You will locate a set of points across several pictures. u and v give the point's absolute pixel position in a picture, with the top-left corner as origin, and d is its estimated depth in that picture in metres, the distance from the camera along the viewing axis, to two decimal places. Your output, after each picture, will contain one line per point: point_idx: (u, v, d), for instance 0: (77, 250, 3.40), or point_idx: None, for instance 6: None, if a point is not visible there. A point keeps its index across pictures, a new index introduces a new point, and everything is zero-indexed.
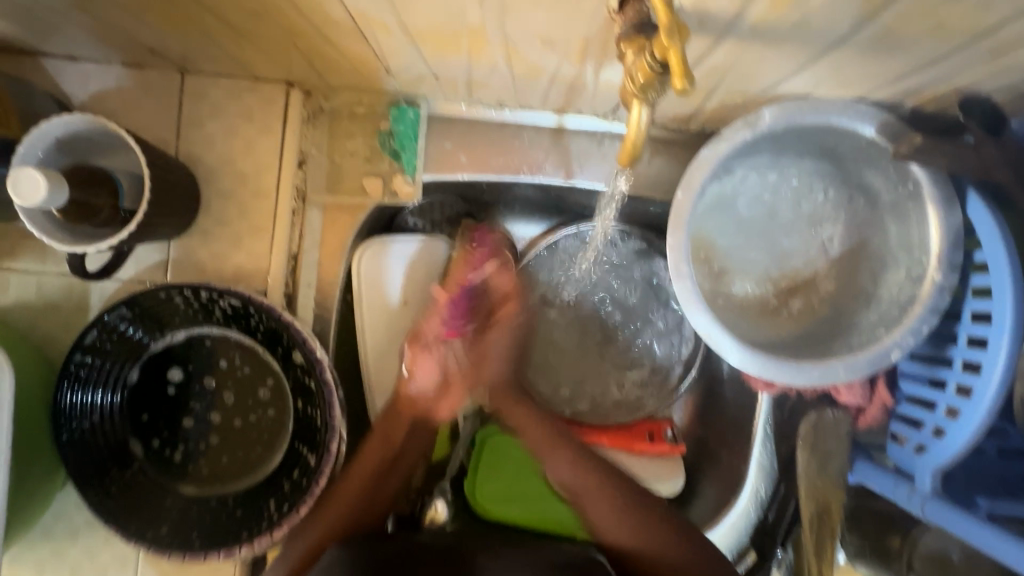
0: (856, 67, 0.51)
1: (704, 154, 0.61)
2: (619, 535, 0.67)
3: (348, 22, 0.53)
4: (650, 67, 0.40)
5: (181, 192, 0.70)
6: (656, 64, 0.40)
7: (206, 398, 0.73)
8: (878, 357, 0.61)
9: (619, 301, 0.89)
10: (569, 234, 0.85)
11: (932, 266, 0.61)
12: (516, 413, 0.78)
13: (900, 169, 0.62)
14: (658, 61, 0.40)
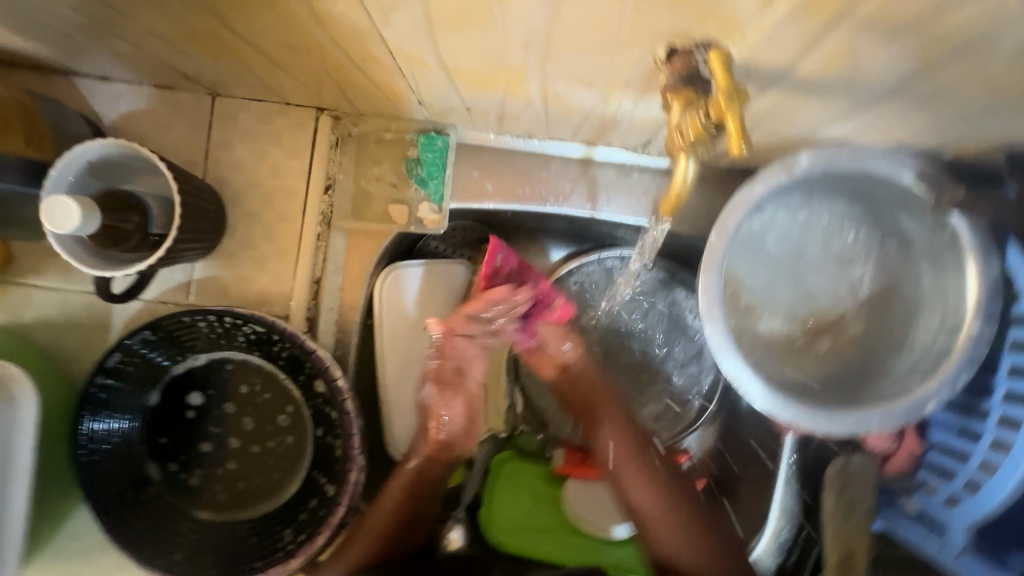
0: (901, 118, 0.51)
1: (739, 196, 0.60)
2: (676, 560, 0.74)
3: (387, 58, 0.53)
4: (701, 127, 0.42)
5: (208, 216, 0.70)
6: (708, 124, 0.43)
7: (225, 423, 0.72)
8: (912, 409, 0.62)
9: (639, 330, 0.90)
10: (592, 263, 0.88)
11: (969, 316, 0.61)
12: (606, 423, 0.80)
13: (937, 217, 0.61)
14: (711, 121, 0.42)
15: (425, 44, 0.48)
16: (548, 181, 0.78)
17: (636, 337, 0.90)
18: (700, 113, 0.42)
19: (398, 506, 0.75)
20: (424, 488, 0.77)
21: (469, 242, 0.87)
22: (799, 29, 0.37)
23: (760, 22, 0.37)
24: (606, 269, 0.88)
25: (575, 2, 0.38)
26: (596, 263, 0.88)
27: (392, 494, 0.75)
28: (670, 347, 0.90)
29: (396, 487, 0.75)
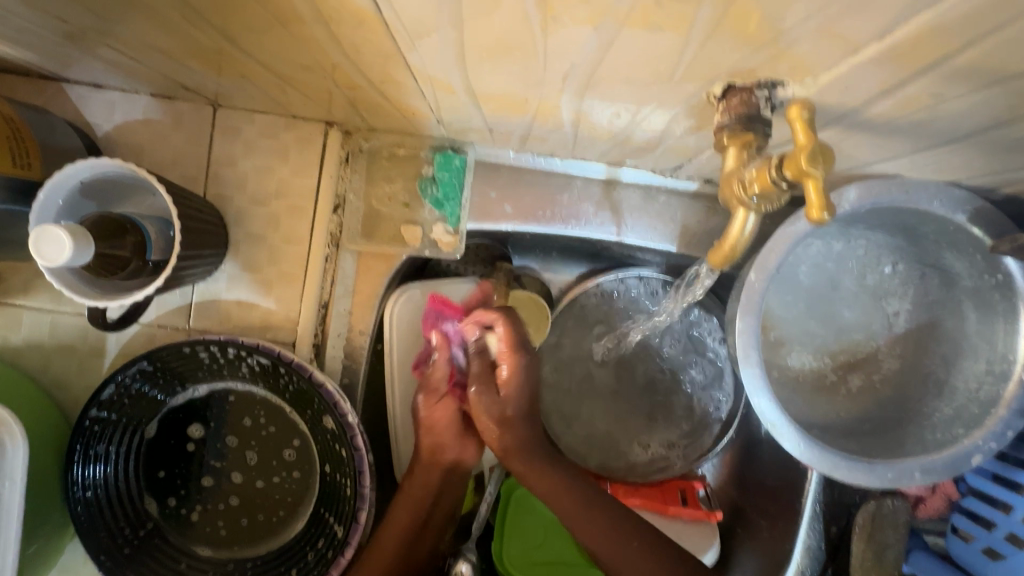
0: (966, 158, 0.47)
1: (779, 233, 0.56)
2: None
3: (409, 81, 0.48)
4: (769, 180, 0.38)
5: (209, 239, 0.65)
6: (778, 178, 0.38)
7: (225, 457, 0.68)
8: (956, 460, 0.59)
9: (657, 351, 0.86)
10: (611, 281, 0.84)
11: (1019, 364, 0.58)
12: (540, 480, 0.70)
13: (988, 259, 0.58)
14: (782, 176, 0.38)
15: (454, 70, 0.44)
16: (569, 202, 0.74)
17: (652, 362, 0.87)
18: (771, 167, 0.38)
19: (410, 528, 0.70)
20: (434, 508, 0.72)
21: (482, 259, 0.84)
22: (883, 74, 0.34)
23: (840, 66, 0.33)
24: (623, 290, 0.85)
25: (630, 38, 0.34)
26: (615, 281, 0.85)
27: (402, 515, 0.70)
28: (687, 372, 0.86)
29: (407, 506, 0.70)
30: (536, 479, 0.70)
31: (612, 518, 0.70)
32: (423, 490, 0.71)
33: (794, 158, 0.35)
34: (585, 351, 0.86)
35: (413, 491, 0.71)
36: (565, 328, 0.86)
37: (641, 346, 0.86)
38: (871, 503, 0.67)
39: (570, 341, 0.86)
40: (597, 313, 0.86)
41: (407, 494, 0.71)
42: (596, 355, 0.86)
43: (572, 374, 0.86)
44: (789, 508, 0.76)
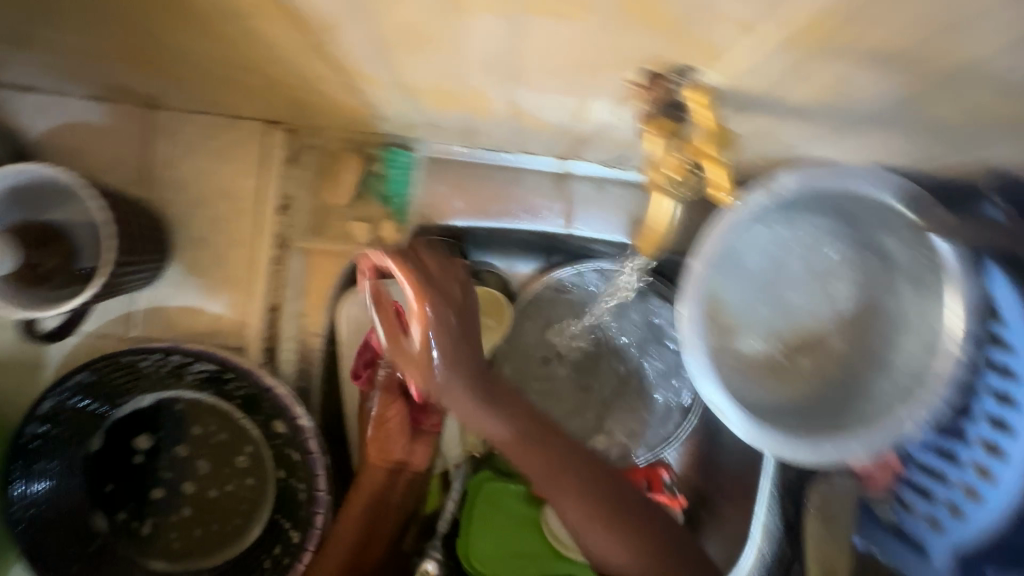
0: (887, 139, 0.48)
1: (719, 221, 0.57)
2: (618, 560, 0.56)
3: (336, 75, 0.48)
4: (682, 165, 0.40)
5: (148, 243, 0.64)
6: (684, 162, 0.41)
7: (176, 465, 0.66)
8: (890, 432, 0.60)
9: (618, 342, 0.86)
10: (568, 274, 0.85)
11: (950, 340, 0.58)
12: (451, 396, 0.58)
13: (918, 236, 0.59)
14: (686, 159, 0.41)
15: (376, 63, 0.44)
16: (519, 195, 0.74)
17: (611, 353, 0.87)
18: (682, 157, 0.40)
19: (358, 539, 0.63)
20: (383, 516, 0.66)
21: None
22: (785, 57, 0.34)
23: (743, 48, 0.34)
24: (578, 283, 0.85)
25: (541, 26, 0.34)
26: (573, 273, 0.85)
27: (348, 526, 0.63)
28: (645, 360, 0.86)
29: (350, 521, 0.63)
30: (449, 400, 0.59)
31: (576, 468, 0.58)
32: (370, 492, 0.65)
33: (699, 143, 0.37)
34: (539, 343, 0.88)
35: (358, 497, 0.65)
36: (524, 321, 0.87)
37: (600, 338, 0.87)
38: (821, 483, 0.71)
39: (528, 335, 0.86)
40: (553, 307, 0.87)
41: (353, 502, 0.64)
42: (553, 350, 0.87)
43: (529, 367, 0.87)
44: (747, 488, 0.78)
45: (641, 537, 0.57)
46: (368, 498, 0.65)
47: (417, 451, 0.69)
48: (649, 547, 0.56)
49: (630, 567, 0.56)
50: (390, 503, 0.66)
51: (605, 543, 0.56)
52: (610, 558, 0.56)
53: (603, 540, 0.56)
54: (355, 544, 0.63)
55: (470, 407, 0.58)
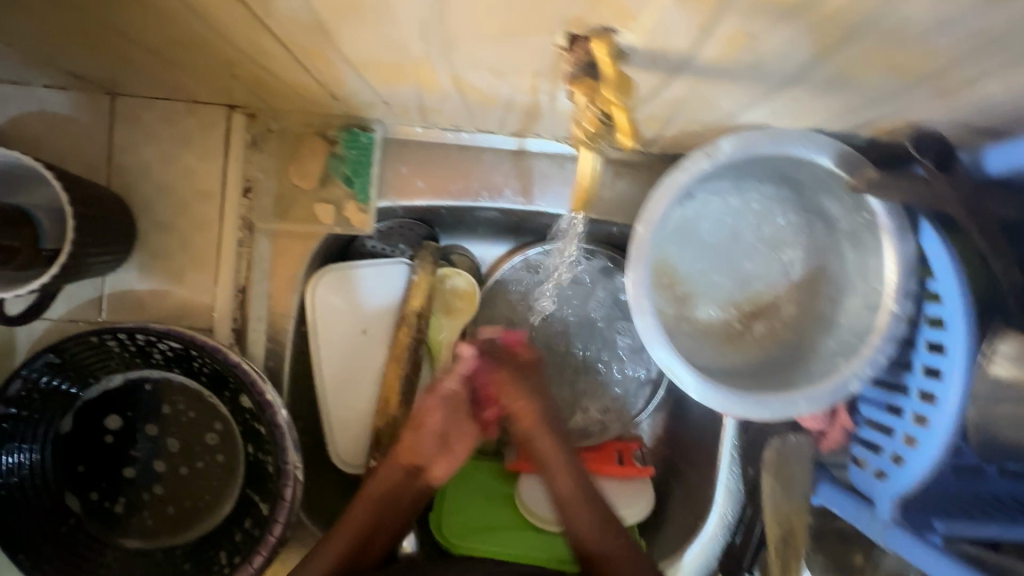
0: (812, 100, 0.51)
1: (662, 185, 0.60)
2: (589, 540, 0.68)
3: (282, 51, 0.50)
4: (597, 119, 0.45)
5: (113, 227, 0.65)
6: (600, 116, 0.45)
7: (148, 444, 0.68)
8: (837, 389, 0.61)
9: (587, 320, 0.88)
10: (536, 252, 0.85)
11: (887, 296, 0.61)
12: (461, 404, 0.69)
13: (856, 198, 0.62)
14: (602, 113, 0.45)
15: (315, 37, 0.46)
16: (480, 174, 0.76)
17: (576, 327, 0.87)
18: (597, 110, 0.44)
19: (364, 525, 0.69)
20: (392, 508, 0.71)
21: (405, 238, 0.83)
22: (691, 16, 0.37)
23: (649, 7, 0.36)
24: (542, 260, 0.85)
25: None
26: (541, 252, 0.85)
27: (361, 510, 0.69)
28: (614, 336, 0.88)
29: (361, 508, 0.69)
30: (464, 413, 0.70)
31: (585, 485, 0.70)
32: (386, 486, 0.70)
33: (604, 91, 0.42)
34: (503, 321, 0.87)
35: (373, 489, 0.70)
36: (494, 301, 0.87)
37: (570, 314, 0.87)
38: (775, 441, 0.73)
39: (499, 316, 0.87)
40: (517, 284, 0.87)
41: (363, 498, 0.70)
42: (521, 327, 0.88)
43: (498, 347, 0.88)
44: (710, 454, 0.80)
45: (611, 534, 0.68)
46: (378, 491, 0.70)
47: (441, 460, 0.70)
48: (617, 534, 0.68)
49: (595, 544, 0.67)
50: (403, 499, 0.71)
51: (589, 535, 0.68)
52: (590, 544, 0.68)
53: (586, 525, 0.68)
54: (359, 530, 0.69)
55: (548, 445, 0.71)
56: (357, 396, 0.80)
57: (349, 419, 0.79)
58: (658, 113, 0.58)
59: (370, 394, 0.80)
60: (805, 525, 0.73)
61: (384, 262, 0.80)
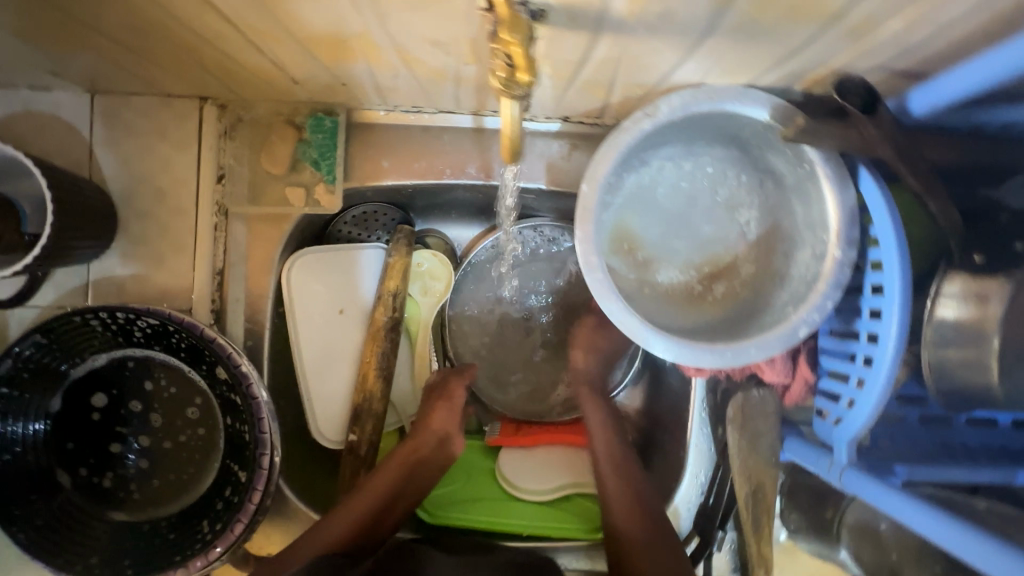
0: (735, 52, 0.53)
1: (606, 146, 0.62)
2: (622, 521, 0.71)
3: (236, 31, 0.54)
4: (503, 62, 0.39)
5: (95, 214, 0.69)
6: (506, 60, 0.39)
7: (132, 421, 0.72)
8: (788, 335, 0.63)
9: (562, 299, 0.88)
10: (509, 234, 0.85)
11: (832, 244, 0.63)
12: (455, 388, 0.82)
13: (795, 152, 0.64)
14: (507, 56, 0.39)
15: (260, 12, 0.50)
16: (443, 153, 0.79)
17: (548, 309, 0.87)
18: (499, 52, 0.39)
19: (388, 491, 0.72)
20: (415, 477, 0.76)
21: (382, 225, 0.86)
22: None
23: None
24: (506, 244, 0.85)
25: None
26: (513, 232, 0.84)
27: (387, 476, 0.73)
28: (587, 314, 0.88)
29: (383, 478, 0.73)
30: (455, 396, 0.82)
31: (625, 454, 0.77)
32: (412, 452, 0.76)
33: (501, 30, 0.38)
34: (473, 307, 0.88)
35: (402, 453, 0.76)
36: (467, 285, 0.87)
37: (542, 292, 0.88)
38: (738, 396, 0.75)
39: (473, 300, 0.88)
40: (482, 270, 0.87)
41: (393, 461, 0.75)
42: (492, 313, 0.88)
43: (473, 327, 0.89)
44: (681, 416, 0.83)
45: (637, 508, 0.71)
46: (407, 456, 0.76)
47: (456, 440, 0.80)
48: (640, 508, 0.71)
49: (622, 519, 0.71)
50: (422, 468, 0.76)
51: (621, 513, 0.71)
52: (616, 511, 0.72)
53: (618, 492, 0.73)
54: (385, 494, 0.72)
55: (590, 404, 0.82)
56: (335, 373, 0.83)
57: (327, 395, 0.82)
58: (596, 77, 0.61)
59: (348, 372, 0.83)
60: (775, 480, 0.73)
61: (362, 246, 0.83)
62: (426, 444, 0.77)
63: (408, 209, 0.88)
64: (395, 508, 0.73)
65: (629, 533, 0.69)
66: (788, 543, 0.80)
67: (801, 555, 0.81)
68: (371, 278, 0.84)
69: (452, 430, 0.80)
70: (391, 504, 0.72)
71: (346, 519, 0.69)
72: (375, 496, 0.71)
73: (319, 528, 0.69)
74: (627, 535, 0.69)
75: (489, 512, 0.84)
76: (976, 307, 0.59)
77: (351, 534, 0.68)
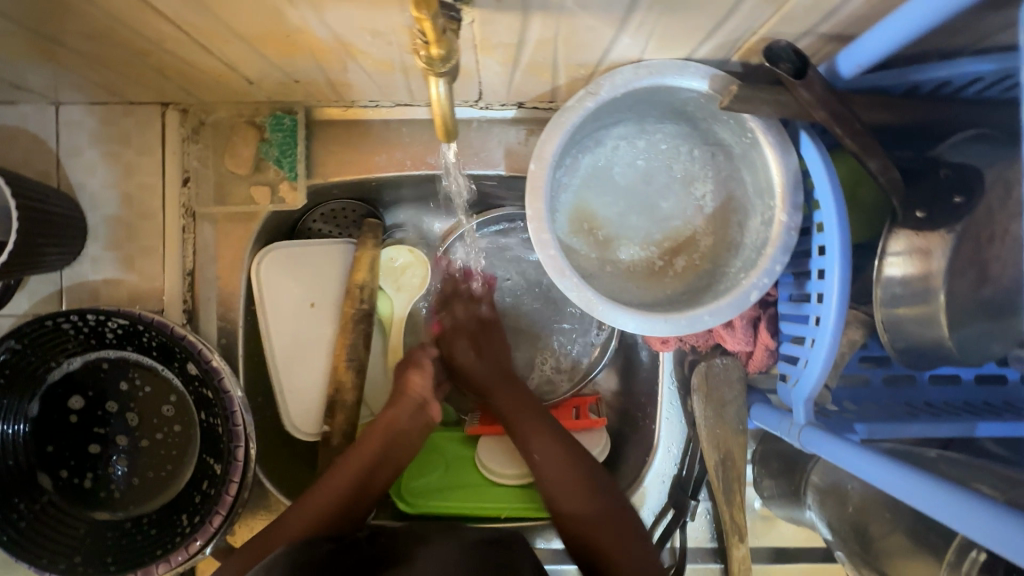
0: (663, 24, 0.55)
1: (552, 126, 0.66)
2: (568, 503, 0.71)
3: (183, 32, 0.56)
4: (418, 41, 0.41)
5: (65, 222, 0.71)
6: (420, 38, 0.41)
7: (109, 421, 0.74)
8: (740, 300, 0.65)
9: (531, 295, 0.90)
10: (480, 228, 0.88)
11: (778, 210, 0.65)
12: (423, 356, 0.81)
13: (738, 122, 0.66)
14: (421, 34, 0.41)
15: (199, 10, 0.52)
16: (403, 145, 0.81)
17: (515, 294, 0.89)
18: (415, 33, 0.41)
19: (367, 463, 0.73)
20: (394, 445, 0.76)
21: (353, 221, 0.88)
22: None
23: None
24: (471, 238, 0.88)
25: None
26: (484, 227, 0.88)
27: (364, 450, 0.74)
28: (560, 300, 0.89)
29: (360, 453, 0.73)
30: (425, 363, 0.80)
31: (557, 445, 0.75)
32: (390, 424, 0.76)
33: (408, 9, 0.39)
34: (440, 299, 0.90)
35: (378, 427, 0.76)
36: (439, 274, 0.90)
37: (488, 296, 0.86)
38: (702, 365, 0.76)
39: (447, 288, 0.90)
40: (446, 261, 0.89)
41: (372, 433, 0.75)
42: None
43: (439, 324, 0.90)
44: (652, 390, 0.85)
45: (584, 491, 0.72)
46: (386, 429, 0.76)
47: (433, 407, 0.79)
48: (589, 489, 0.72)
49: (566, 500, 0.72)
50: (402, 437, 0.77)
51: (570, 499, 0.72)
52: (563, 503, 0.72)
53: (563, 482, 0.73)
54: (366, 469, 0.73)
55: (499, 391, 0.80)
56: (309, 367, 0.84)
57: (303, 389, 0.84)
58: (538, 58, 0.62)
59: (323, 365, 0.84)
60: (742, 446, 0.75)
61: (335, 242, 0.85)
62: (403, 409, 0.77)
63: (378, 204, 0.89)
64: (378, 476, 0.74)
65: (585, 520, 0.70)
66: (764, 510, 0.82)
67: (778, 523, 0.82)
68: (343, 275, 0.85)
69: (429, 395, 0.79)
70: (371, 474, 0.73)
71: (329, 495, 0.71)
72: (355, 470, 0.73)
73: (302, 502, 0.71)
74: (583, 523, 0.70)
75: (469, 497, 0.85)
76: (921, 262, 0.60)
77: (334, 508, 0.70)
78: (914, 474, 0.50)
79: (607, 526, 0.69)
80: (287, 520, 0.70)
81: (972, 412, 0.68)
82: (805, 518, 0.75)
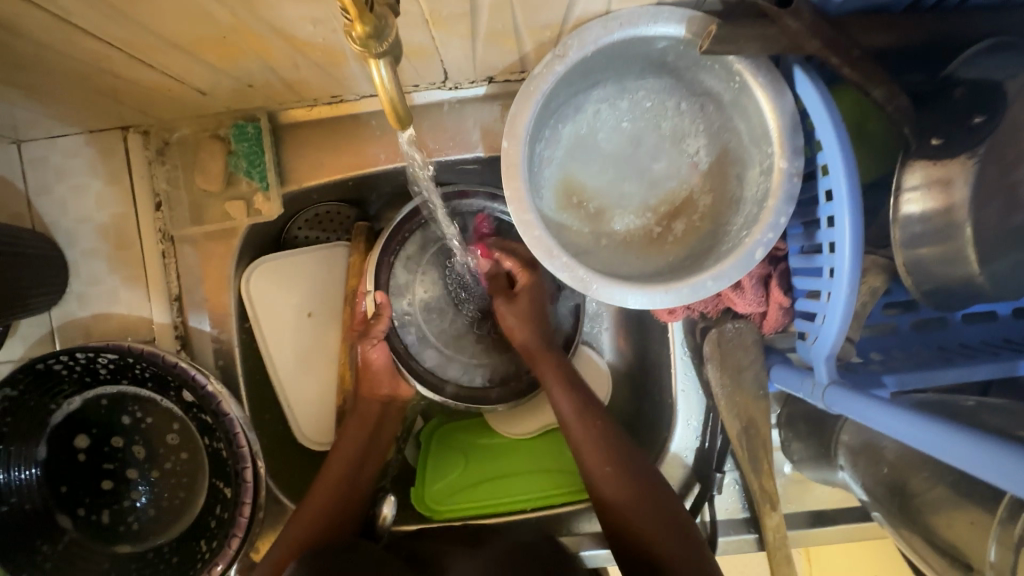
0: None
1: (521, 100, 0.62)
2: (616, 493, 0.67)
3: (118, 52, 0.54)
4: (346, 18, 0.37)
5: (47, 263, 0.70)
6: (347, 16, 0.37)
7: (118, 456, 0.74)
8: (743, 260, 0.60)
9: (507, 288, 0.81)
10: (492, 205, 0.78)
11: (778, 158, 0.60)
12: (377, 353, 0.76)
13: (724, 66, 0.61)
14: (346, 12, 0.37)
15: (125, 23, 0.49)
16: (375, 139, 0.76)
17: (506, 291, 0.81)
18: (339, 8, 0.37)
19: (346, 468, 0.75)
20: (375, 442, 0.78)
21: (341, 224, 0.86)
22: None
23: None
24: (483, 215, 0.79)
25: None
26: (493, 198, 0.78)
27: (343, 451, 0.76)
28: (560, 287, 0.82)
29: (339, 464, 0.75)
30: (371, 358, 0.76)
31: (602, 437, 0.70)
32: (366, 429, 0.77)
33: None
34: (421, 292, 0.78)
35: (350, 429, 0.77)
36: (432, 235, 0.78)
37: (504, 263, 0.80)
38: (713, 332, 0.72)
39: (421, 245, 0.78)
40: (425, 259, 0.78)
41: (347, 438, 0.76)
42: (441, 303, 0.79)
43: (416, 312, 0.78)
44: (666, 362, 0.81)
45: (625, 471, 0.68)
46: (362, 427, 0.77)
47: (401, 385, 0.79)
48: (631, 475, 0.67)
49: (615, 488, 0.67)
50: (380, 433, 0.79)
51: (610, 484, 0.67)
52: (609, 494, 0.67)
53: (610, 474, 0.68)
54: (351, 464, 0.76)
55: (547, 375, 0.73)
56: (311, 380, 0.83)
57: (308, 400, 0.83)
58: (498, 26, 0.58)
59: (326, 376, 0.83)
60: (765, 411, 0.71)
61: (323, 245, 0.82)
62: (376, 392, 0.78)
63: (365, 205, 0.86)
64: (359, 479, 0.76)
65: (624, 509, 0.66)
66: (796, 475, 0.78)
67: (811, 485, 0.79)
68: (336, 281, 0.82)
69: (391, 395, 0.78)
70: (358, 473, 0.76)
71: (320, 502, 0.72)
72: (338, 474, 0.74)
73: (285, 527, 0.72)
74: (608, 502, 0.67)
75: (484, 494, 0.83)
76: (941, 195, 0.54)
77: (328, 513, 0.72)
78: (954, 429, 0.46)
79: (637, 509, 0.65)
80: (287, 533, 0.72)
81: (1012, 351, 0.62)
82: (838, 479, 0.71)
